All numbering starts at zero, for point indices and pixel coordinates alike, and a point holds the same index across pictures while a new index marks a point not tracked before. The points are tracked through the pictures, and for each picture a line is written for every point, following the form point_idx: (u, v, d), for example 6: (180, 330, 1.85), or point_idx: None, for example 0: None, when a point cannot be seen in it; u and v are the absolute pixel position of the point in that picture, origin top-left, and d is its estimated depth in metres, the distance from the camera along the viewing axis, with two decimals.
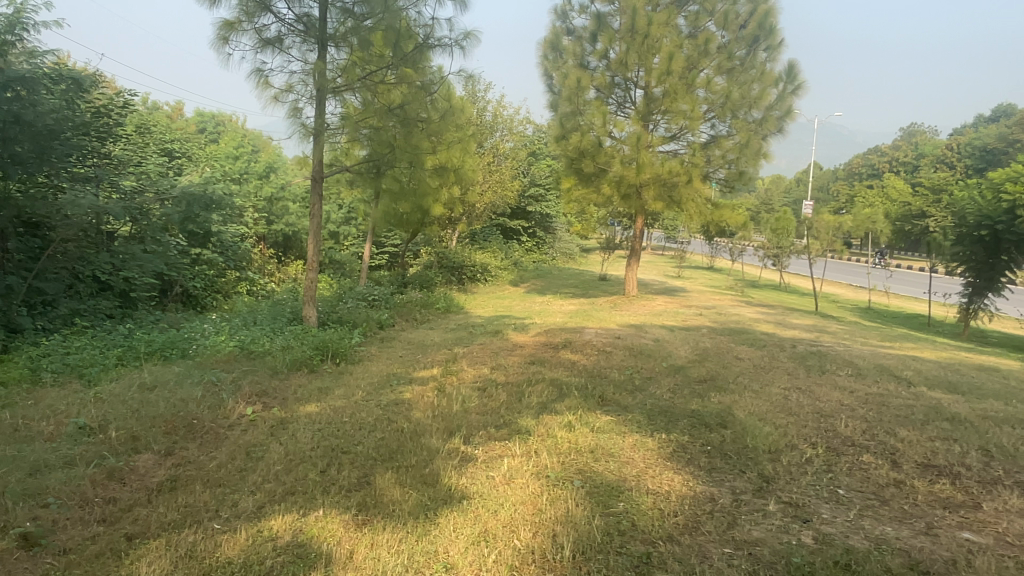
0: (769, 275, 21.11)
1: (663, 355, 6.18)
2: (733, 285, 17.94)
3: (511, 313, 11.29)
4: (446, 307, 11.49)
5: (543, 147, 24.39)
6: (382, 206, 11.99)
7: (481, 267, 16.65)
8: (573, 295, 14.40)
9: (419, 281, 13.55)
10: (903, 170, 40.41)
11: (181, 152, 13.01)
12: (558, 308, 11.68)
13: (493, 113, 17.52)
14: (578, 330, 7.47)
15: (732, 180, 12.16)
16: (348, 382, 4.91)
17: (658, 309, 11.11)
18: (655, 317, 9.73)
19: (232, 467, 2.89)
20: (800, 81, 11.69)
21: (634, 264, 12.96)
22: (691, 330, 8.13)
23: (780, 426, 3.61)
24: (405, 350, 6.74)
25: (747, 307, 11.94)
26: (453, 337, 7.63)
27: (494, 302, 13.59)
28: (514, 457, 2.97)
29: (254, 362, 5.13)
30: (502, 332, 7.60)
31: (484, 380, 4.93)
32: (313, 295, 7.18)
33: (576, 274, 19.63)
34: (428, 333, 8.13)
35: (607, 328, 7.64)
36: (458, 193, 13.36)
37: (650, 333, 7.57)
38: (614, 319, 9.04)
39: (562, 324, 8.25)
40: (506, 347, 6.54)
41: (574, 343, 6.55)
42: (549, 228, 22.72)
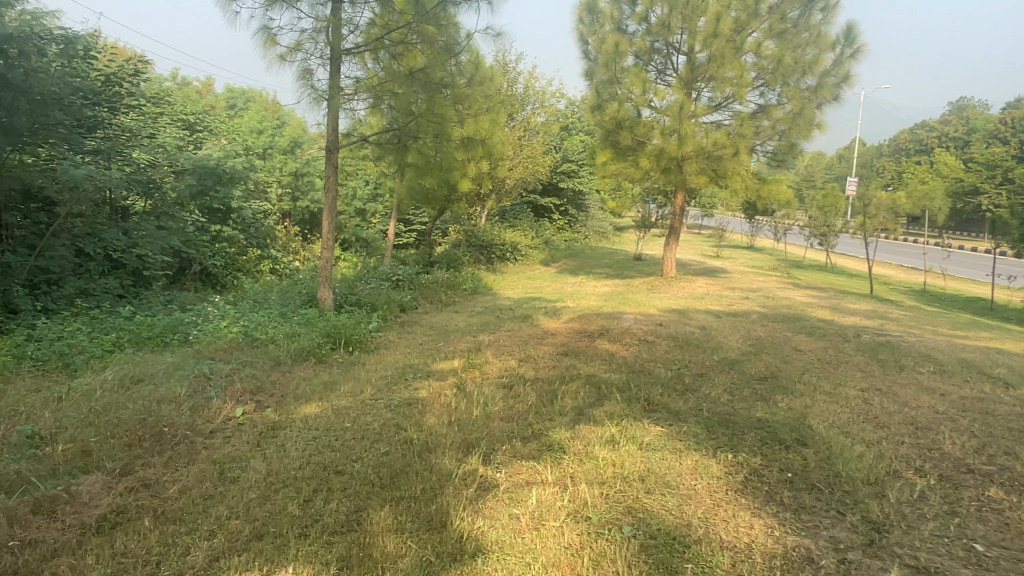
0: (814, 255, 20.08)
1: (713, 345, 5.52)
2: (776, 266, 17.04)
3: (542, 295, 10.67)
4: (474, 288, 10.91)
5: (576, 121, 23.54)
6: (407, 181, 11.41)
7: (511, 246, 16.03)
8: (607, 275, 13.70)
9: (447, 260, 12.99)
10: (954, 145, 38.46)
11: (202, 126, 12.57)
12: (592, 290, 11.02)
13: (524, 85, 16.75)
14: (616, 315, 6.82)
15: (781, 153, 11.27)
16: (358, 376, 4.35)
17: (700, 292, 10.38)
18: (698, 301, 9.03)
19: (195, 494, 2.34)
20: (860, 44, 10.66)
21: (673, 243, 12.19)
22: (740, 317, 7.41)
23: (873, 445, 2.95)
24: (427, 337, 6.18)
25: (797, 290, 11.12)
26: (479, 322, 7.04)
27: (525, 282, 12.98)
28: (545, 486, 2.37)
29: (255, 351, 4.61)
30: (533, 318, 7.00)
31: (512, 375, 4.34)
32: (329, 275, 6.65)
33: (609, 254, 18.90)
34: (453, 317, 7.56)
35: (648, 314, 6.98)
36: (487, 168, 12.72)
37: (695, 320, 6.89)
38: (654, 303, 8.37)
39: (598, 308, 7.61)
40: (537, 335, 5.94)
41: (612, 331, 5.92)
42: (581, 205, 21.95)
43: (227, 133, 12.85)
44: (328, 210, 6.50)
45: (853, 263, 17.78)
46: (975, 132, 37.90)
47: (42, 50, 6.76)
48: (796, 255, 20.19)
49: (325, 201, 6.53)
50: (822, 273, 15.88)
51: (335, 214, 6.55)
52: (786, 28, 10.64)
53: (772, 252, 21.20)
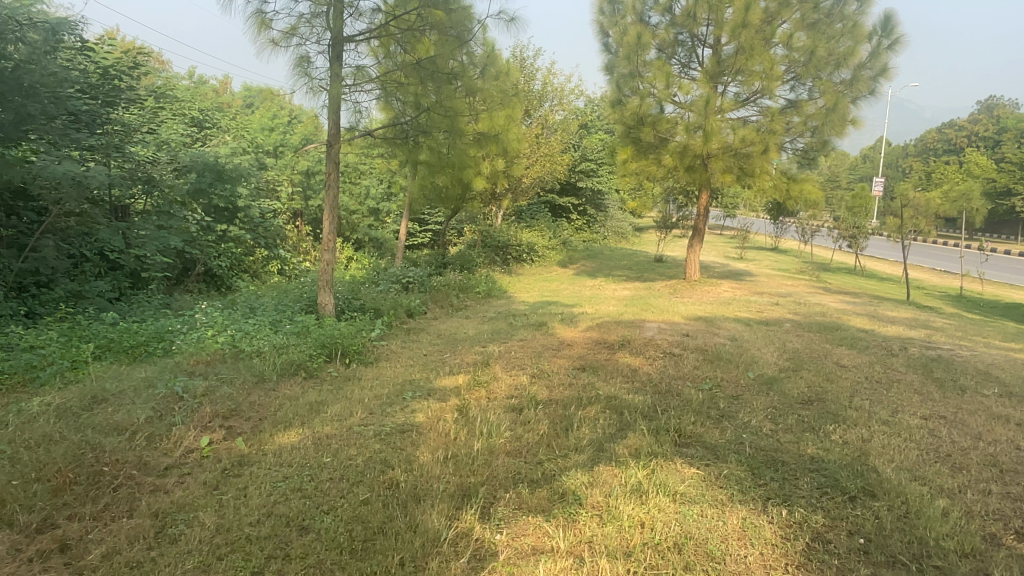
0: (842, 257, 19.36)
1: (746, 359, 4.99)
2: (802, 268, 16.39)
3: (559, 299, 10.18)
4: (488, 290, 10.45)
5: (595, 119, 22.98)
6: (419, 179, 10.97)
7: (528, 247, 15.54)
8: (627, 278, 13.17)
9: (460, 262, 12.55)
10: (985, 144, 37.35)
11: (210, 123, 12.25)
12: (611, 294, 10.51)
13: (542, 81, 16.24)
14: (638, 324, 6.32)
15: (813, 149, 10.65)
16: (350, 394, 3.90)
17: (726, 297, 9.84)
18: (725, 307, 8.49)
19: (120, 560, 1.90)
20: (898, 35, 10.05)
21: (697, 244, 11.62)
22: (771, 325, 6.86)
23: (957, 497, 2.43)
24: (433, 346, 5.71)
25: (828, 295, 10.52)
26: (491, 329, 6.57)
27: (541, 285, 12.49)
28: (554, 558, 1.90)
29: (239, 364, 4.18)
30: (548, 325, 6.52)
31: (523, 395, 3.86)
32: (330, 279, 6.22)
33: (629, 255, 18.35)
34: (464, 324, 7.10)
35: (673, 322, 6.46)
36: (503, 166, 12.25)
37: (724, 329, 6.36)
38: (679, 309, 7.84)
39: (618, 315, 7.10)
40: (552, 346, 5.45)
41: (634, 342, 5.41)
42: (600, 205, 21.41)
43: (236, 129, 12.52)
44: (329, 209, 6.06)
45: (883, 266, 17.08)
46: (1007, 130, 36.76)
47: (30, 40, 6.42)
48: (823, 257, 19.50)
49: (326, 199, 6.08)
50: (852, 276, 15.21)
51: (336, 214, 6.11)
52: (819, 17, 10.01)
53: (797, 254, 20.52)
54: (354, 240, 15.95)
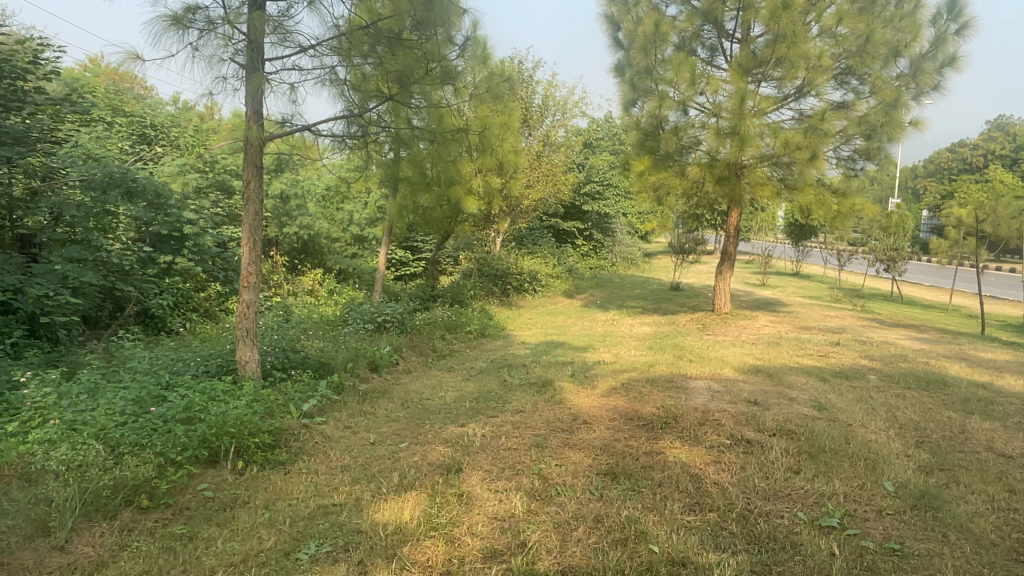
0: (876, 282, 17.63)
1: (862, 449, 3.23)
2: (836, 296, 14.66)
3: (566, 338, 8.47)
4: (481, 328, 8.72)
5: (599, 137, 21.43)
6: (399, 200, 9.32)
7: (529, 275, 13.84)
8: (644, 310, 11.42)
9: (452, 294, 10.85)
10: (1002, 162, 35.79)
11: (164, 140, 10.71)
12: (628, 332, 8.79)
13: (543, 94, 14.69)
14: (679, 382, 4.57)
15: (863, 156, 8.98)
16: (198, 561, 2.16)
17: (771, 334, 8.11)
18: (778, 350, 6.76)
19: None
20: (967, 18, 8.45)
21: (726, 270, 9.91)
22: (854, 380, 5.10)
23: None
24: (391, 423, 3.98)
25: (890, 330, 8.80)
26: (478, 390, 4.84)
27: (545, 320, 10.78)
28: None
29: (28, 491, 2.46)
30: (555, 384, 4.78)
31: (512, 556, 2.13)
32: (251, 328, 4.51)
33: (641, 283, 16.62)
34: (443, 381, 5.35)
35: (726, 379, 4.69)
36: (499, 184, 10.62)
37: (796, 387, 4.62)
38: (723, 356, 6.09)
39: (648, 365, 5.35)
40: (562, 424, 3.70)
41: (684, 417, 3.65)
42: (607, 229, 19.75)
43: (195, 146, 10.97)
44: (247, 232, 4.37)
45: (926, 292, 15.33)
46: None
47: None
48: (853, 283, 17.76)
49: (242, 221, 4.41)
50: (897, 304, 13.43)
51: (259, 239, 4.43)
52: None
53: (823, 280, 18.80)
54: (334, 271, 14.25)
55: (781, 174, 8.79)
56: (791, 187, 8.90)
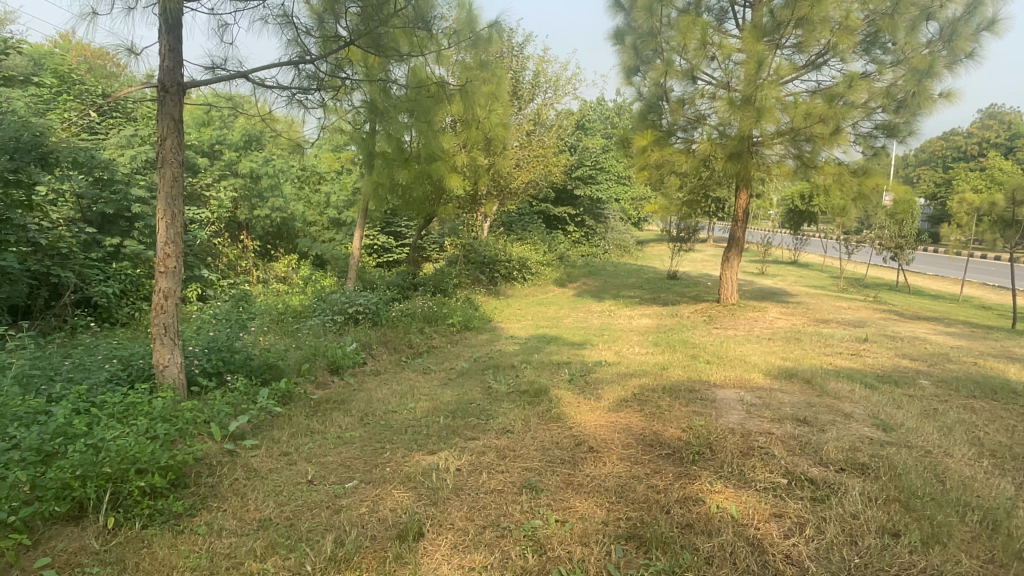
0: (880, 272, 16.88)
1: (968, 495, 2.40)
2: (842, 285, 13.86)
3: (559, 332, 7.60)
4: (465, 321, 7.82)
5: (591, 118, 20.48)
6: (374, 177, 8.38)
7: (518, 263, 12.94)
8: (642, 301, 10.56)
9: (435, 283, 9.93)
10: (997, 151, 35.07)
11: (117, 112, 9.73)
12: (628, 325, 7.93)
13: (535, 71, 13.59)
14: (703, 392, 3.71)
15: (887, 132, 8.11)
16: None
17: (788, 328, 7.28)
18: (803, 348, 5.92)
19: None
20: None
21: (733, 258, 9.06)
22: (907, 388, 4.26)
23: None
24: (340, 448, 3.10)
25: (915, 324, 8.01)
26: (456, 398, 3.97)
27: (535, 310, 9.91)
28: None
29: None
30: (550, 393, 3.90)
31: None
32: (172, 324, 3.62)
33: (636, 272, 15.77)
34: (415, 386, 4.47)
35: (758, 388, 3.83)
36: (486, 162, 9.68)
37: (847, 398, 3.76)
38: (744, 356, 5.23)
39: (661, 368, 4.48)
40: (561, 453, 2.84)
41: (718, 442, 2.81)
42: (599, 215, 18.84)
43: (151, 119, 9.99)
44: (163, 202, 3.47)
45: (936, 282, 14.55)
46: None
47: None
48: (856, 273, 16.99)
49: (158, 187, 3.50)
50: (909, 295, 12.65)
51: (179, 211, 3.53)
52: None
53: (824, 269, 18.03)
54: (309, 257, 13.30)
55: (797, 151, 7.97)
56: (808, 165, 8.08)
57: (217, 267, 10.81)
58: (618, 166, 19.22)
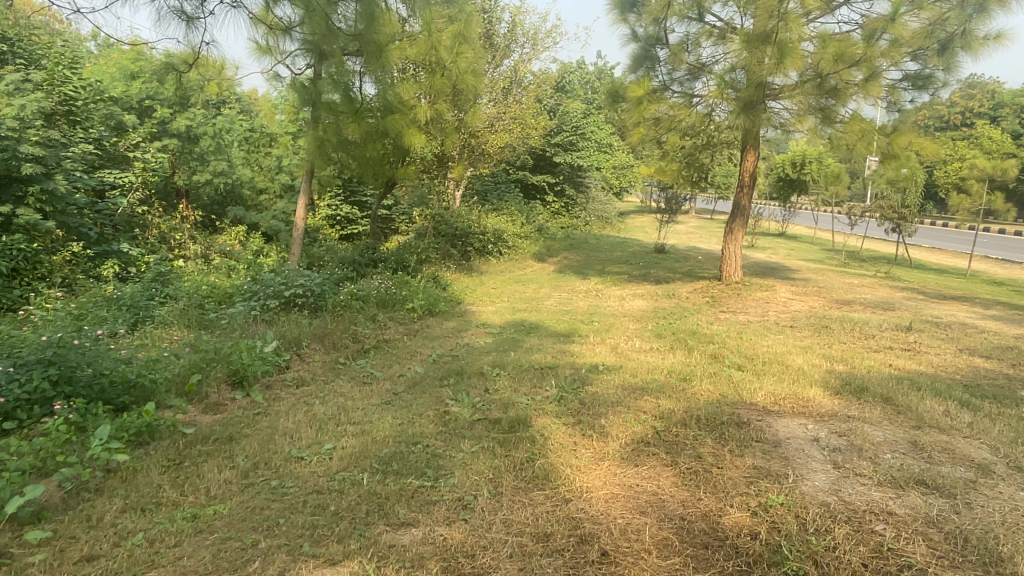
0: (878, 244, 15.89)
1: None
2: (843, 259, 12.79)
3: (539, 318, 6.41)
4: (428, 304, 6.59)
5: (571, 79, 19.03)
6: (319, 132, 6.99)
7: (493, 235, 11.67)
8: (632, 278, 9.37)
9: (396, 258, 8.64)
10: (980, 120, 34.18)
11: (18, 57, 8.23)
12: (620, 309, 6.78)
13: (510, 21, 12.14)
14: (757, 425, 2.54)
15: (920, 83, 6.90)
16: None
17: (809, 313, 6.18)
18: (842, 340, 4.78)
19: None
20: None
21: (738, 230, 7.88)
22: (1017, 406, 3.12)
23: None
24: (187, 545, 1.88)
25: (949, 306, 6.96)
26: (396, 431, 2.75)
27: (512, 289, 8.69)
28: None
29: None
30: (529, 425, 2.69)
31: None
32: None
33: (620, 245, 14.59)
34: (345, 406, 3.23)
35: (832, 420, 2.64)
36: (454, 118, 8.34)
37: (963, 433, 2.59)
38: (782, 355, 4.05)
39: (681, 381, 3.28)
40: (554, 568, 1.65)
41: (824, 550, 1.65)
42: (580, 184, 17.57)
43: (59, 66, 8.49)
44: None
45: (942, 255, 13.55)
46: (1007, 105, 33.63)
47: None
48: (852, 245, 15.98)
49: None
50: (917, 270, 11.60)
51: None
52: None
53: (816, 242, 17.00)
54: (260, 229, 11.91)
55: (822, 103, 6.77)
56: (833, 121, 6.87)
57: (147, 241, 9.40)
58: (601, 132, 17.91)
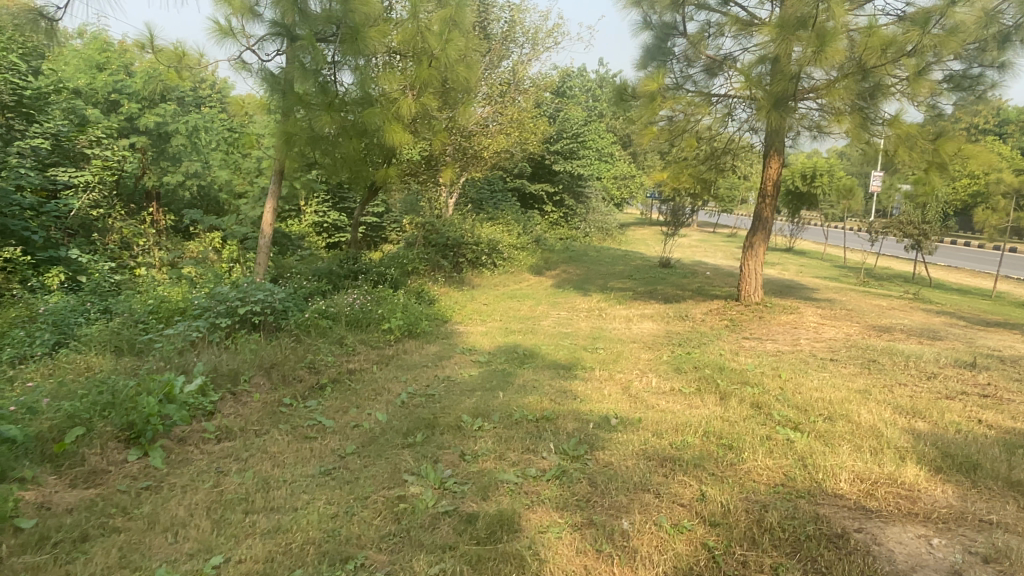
0: (893, 262, 15.10)
1: None
2: (862, 278, 11.96)
3: (536, 343, 5.56)
4: (409, 325, 5.74)
5: (572, 84, 18.23)
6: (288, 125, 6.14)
7: (488, 246, 10.83)
8: (638, 296, 8.56)
9: (379, 271, 7.80)
10: (987, 137, 33.52)
11: None
12: (628, 333, 5.94)
13: (508, 19, 11.36)
14: (863, 545, 1.69)
15: (982, 85, 6.00)
16: None
17: (846, 342, 5.36)
18: (901, 380, 3.93)
19: None
20: None
21: (759, 245, 7.06)
22: None
23: None
24: None
25: (1001, 333, 6.15)
26: (324, 532, 1.90)
27: (507, 306, 7.86)
28: None
29: None
30: (519, 531, 1.84)
31: None
32: None
33: (622, 258, 13.77)
34: (268, 477, 2.37)
35: (960, 530, 1.81)
36: (444, 116, 7.50)
37: None
38: (840, 405, 3.20)
39: (727, 450, 2.42)
40: None
41: None
42: (580, 194, 16.76)
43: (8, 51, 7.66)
44: None
45: (963, 275, 12.76)
46: (1015, 121, 32.97)
47: None
48: (865, 262, 15.19)
49: None
50: (941, 290, 10.80)
51: None
52: None
53: (826, 258, 16.23)
54: None
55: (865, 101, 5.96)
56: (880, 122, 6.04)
57: (106, 247, 8.44)
58: (602, 140, 17.12)
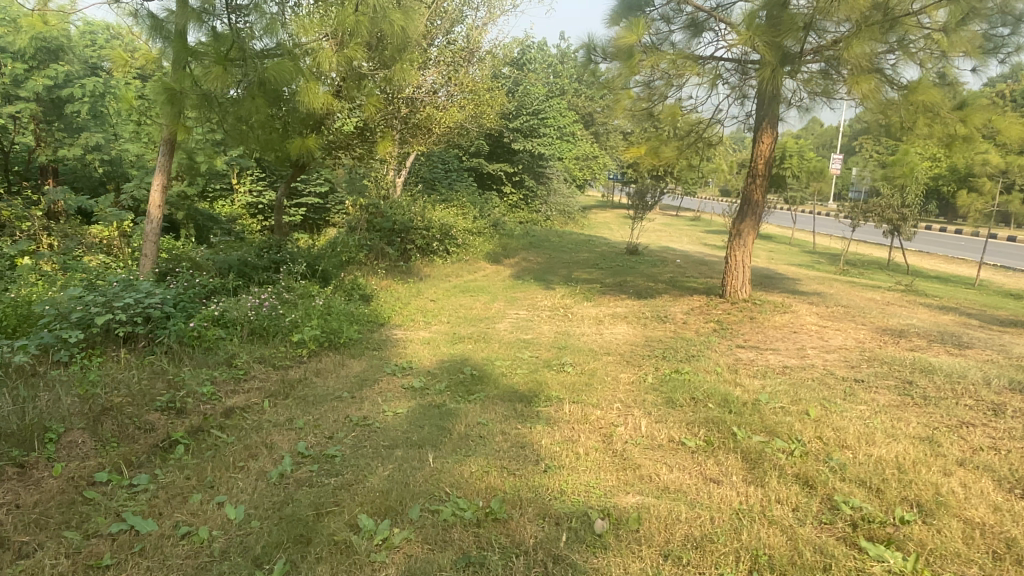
0: (865, 248, 14.48)
1: None
2: (840, 266, 11.22)
3: (487, 355, 4.49)
4: (329, 334, 4.60)
5: (533, 56, 17.04)
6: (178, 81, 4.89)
7: (439, 231, 9.69)
8: (607, 289, 7.56)
9: (305, 263, 6.60)
10: None
11: None
12: (600, 340, 4.93)
13: None
14: None
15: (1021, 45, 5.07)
16: None
17: (864, 353, 4.41)
18: (968, 421, 2.98)
19: None
20: None
21: (749, 234, 6.07)
22: None
23: None
24: None
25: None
26: None
27: (456, 302, 6.77)
28: None
29: None
30: None
31: None
32: None
33: (586, 244, 12.79)
34: None
35: None
36: (383, 78, 6.29)
37: None
38: (921, 477, 2.20)
39: None
40: None
41: None
42: (541, 174, 15.68)
43: None
44: None
45: (939, 262, 12.18)
46: None
47: None
48: (836, 248, 14.54)
49: None
50: (926, 280, 10.09)
51: None
52: None
53: (795, 243, 15.57)
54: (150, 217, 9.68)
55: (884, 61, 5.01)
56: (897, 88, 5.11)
57: None
58: (564, 118, 16.01)
